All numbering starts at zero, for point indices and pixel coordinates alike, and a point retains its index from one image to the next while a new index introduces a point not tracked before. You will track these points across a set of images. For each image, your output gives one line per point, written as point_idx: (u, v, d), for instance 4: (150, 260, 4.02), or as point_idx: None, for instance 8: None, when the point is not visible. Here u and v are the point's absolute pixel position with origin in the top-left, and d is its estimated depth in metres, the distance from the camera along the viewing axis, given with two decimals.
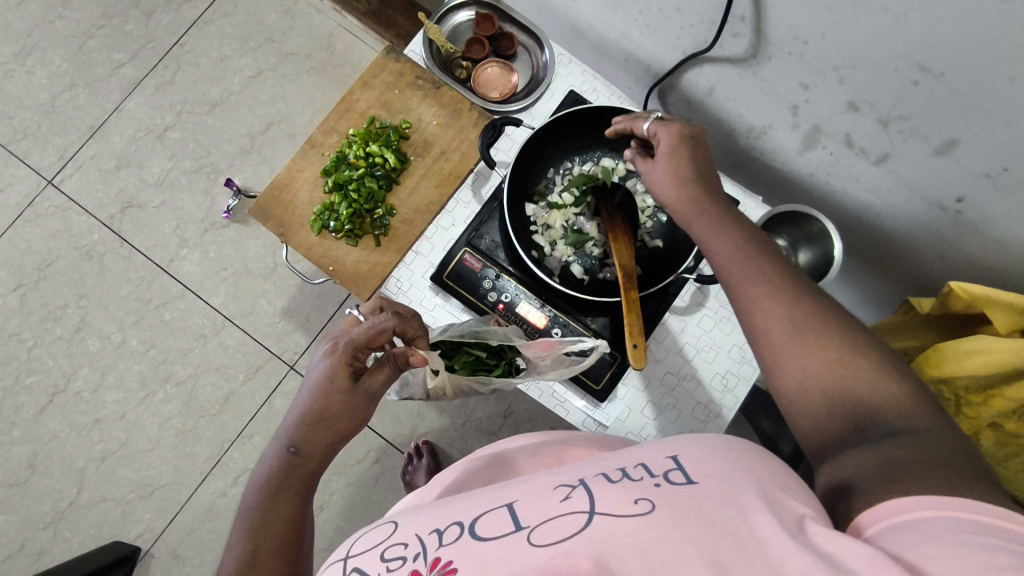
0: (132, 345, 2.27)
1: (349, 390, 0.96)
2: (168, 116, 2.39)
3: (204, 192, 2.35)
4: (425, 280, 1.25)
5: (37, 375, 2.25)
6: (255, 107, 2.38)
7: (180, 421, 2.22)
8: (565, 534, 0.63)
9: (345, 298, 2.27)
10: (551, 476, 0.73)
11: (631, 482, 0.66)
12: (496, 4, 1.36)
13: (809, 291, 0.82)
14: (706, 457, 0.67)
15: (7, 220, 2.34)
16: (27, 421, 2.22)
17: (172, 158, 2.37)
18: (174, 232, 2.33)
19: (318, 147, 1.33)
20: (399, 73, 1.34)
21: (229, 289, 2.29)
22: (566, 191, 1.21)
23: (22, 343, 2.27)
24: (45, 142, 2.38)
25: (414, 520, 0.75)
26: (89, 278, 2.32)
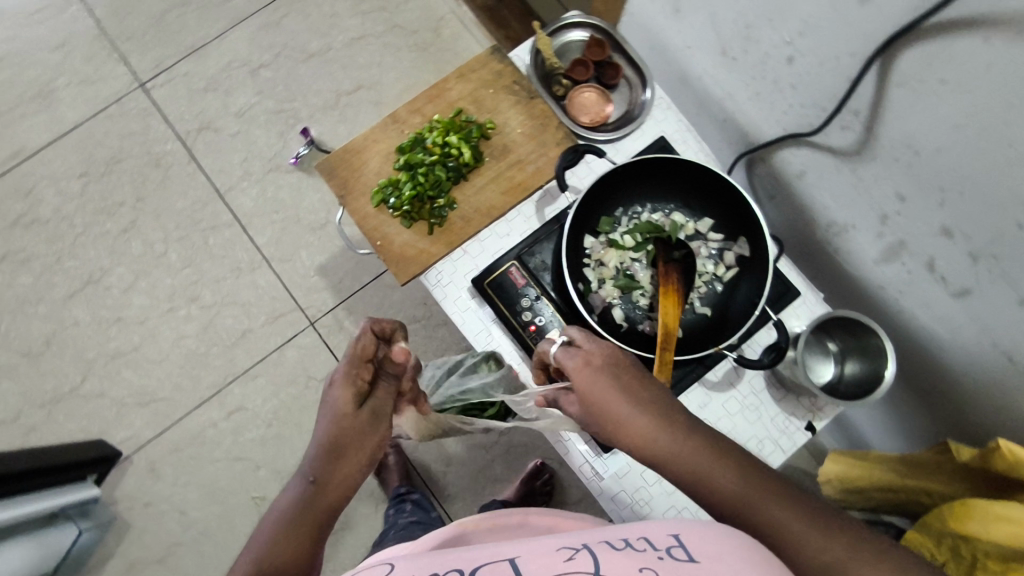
0: (171, 258, 2.32)
1: (355, 411, 1.12)
2: (267, 53, 2.45)
3: (279, 134, 2.40)
4: (465, 280, 1.26)
5: (77, 260, 2.32)
6: (350, 68, 2.42)
7: (194, 343, 2.26)
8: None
9: (382, 273, 2.28)
10: (556, 539, 0.77)
11: (635, 553, 0.70)
12: (613, 32, 1.35)
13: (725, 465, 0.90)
14: (720, 539, 0.71)
15: (92, 109, 2.42)
16: (56, 301, 2.29)
17: (259, 94, 2.42)
18: (241, 163, 2.38)
19: (400, 124, 1.33)
20: (499, 73, 1.34)
21: (275, 233, 2.33)
22: (630, 233, 1.17)
23: (72, 227, 2.35)
24: (148, 48, 2.46)
25: (408, 564, 0.78)
26: (150, 185, 2.39)
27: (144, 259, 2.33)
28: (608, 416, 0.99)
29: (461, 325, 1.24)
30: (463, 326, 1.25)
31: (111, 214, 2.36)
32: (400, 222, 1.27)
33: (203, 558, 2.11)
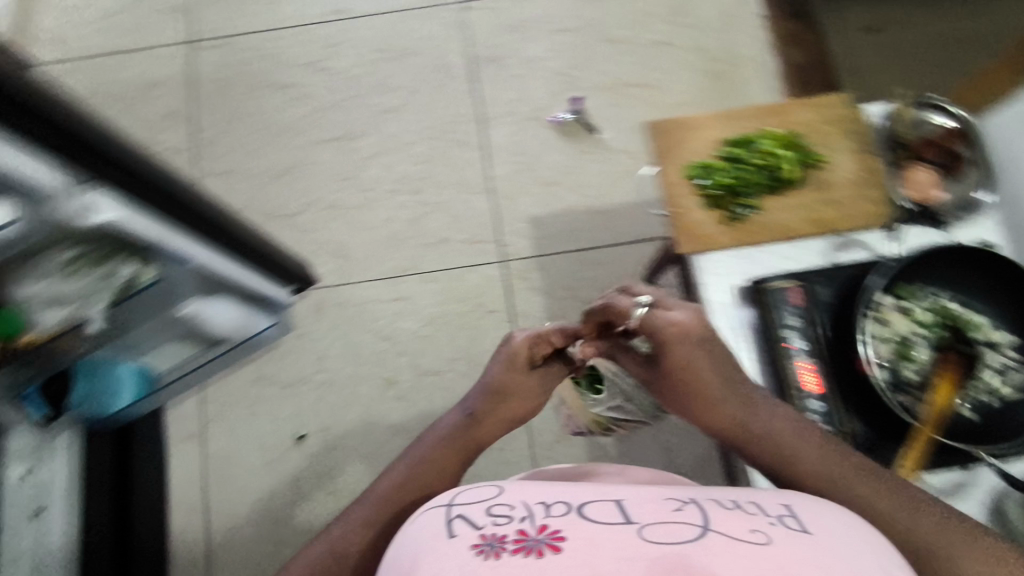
0: (413, 149, 2.45)
1: (526, 369, 1.36)
2: (577, 19, 2.56)
3: (552, 92, 2.50)
4: (738, 278, 1.32)
5: (338, 114, 2.48)
6: (641, 65, 2.54)
7: (398, 229, 2.38)
8: (686, 539, 0.79)
9: (584, 249, 2.38)
10: (659, 491, 0.91)
11: (745, 515, 0.84)
12: (977, 130, 1.36)
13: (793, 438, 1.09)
14: (821, 517, 0.86)
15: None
16: (305, 141, 2.45)
17: (553, 50, 2.53)
18: (511, 102, 2.49)
19: (734, 121, 1.41)
20: (844, 117, 1.40)
21: (511, 172, 2.44)
22: (926, 309, 1.27)
23: (347, 87, 2.50)
24: None
25: (517, 490, 0.91)
26: (427, 84, 2.52)
27: (393, 150, 2.46)
28: (699, 387, 1.18)
29: (717, 314, 1.30)
30: (718, 317, 1.31)
31: (384, 96, 2.50)
32: (701, 203, 1.34)
33: (321, 405, 2.27)
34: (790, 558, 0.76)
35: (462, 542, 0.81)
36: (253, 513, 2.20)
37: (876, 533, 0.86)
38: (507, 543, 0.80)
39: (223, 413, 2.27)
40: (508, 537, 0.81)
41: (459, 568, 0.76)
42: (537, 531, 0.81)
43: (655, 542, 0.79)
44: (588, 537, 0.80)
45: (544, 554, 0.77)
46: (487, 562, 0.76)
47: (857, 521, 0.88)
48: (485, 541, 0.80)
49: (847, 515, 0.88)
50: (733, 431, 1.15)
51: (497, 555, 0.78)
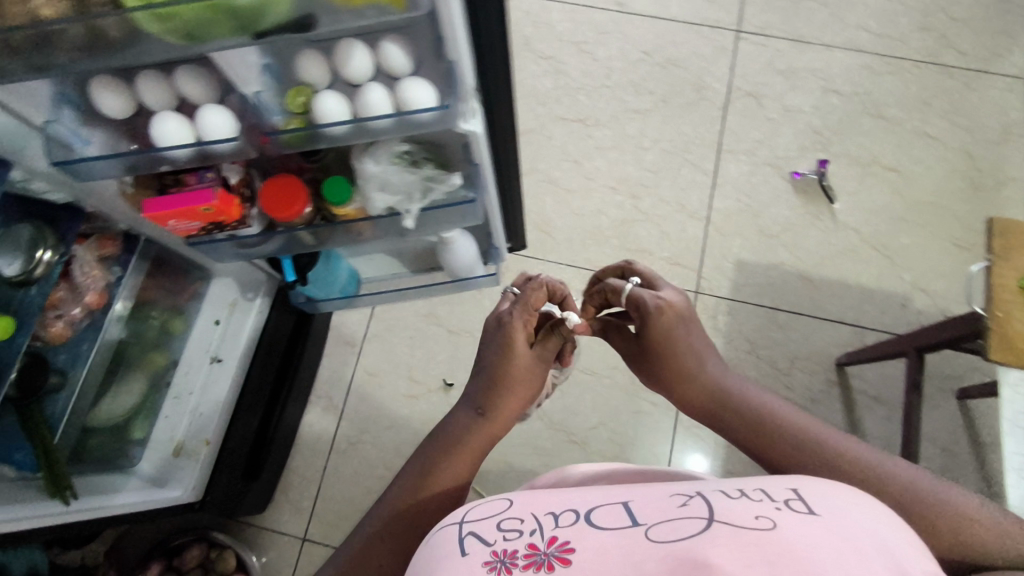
0: (644, 156, 2.44)
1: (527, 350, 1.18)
2: (848, 86, 2.47)
3: (801, 147, 2.42)
4: None
5: (584, 99, 2.50)
6: (902, 151, 2.40)
7: (604, 224, 2.38)
8: (688, 535, 0.74)
9: (784, 311, 2.26)
10: (661, 491, 0.86)
11: (752, 502, 0.78)
12: None
13: (789, 436, 1.03)
14: (817, 500, 0.78)
15: (688, 13, 2.58)
16: (546, 113, 2.50)
17: (815, 108, 2.45)
18: (755, 144, 2.43)
19: None
20: None
21: (732, 210, 2.37)
22: None
23: (601, 75, 2.52)
24: (766, 5, 2.57)
25: (528, 499, 0.91)
26: (679, 99, 2.50)
27: (627, 147, 2.45)
28: (680, 364, 1.18)
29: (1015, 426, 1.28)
30: (1010, 437, 1.28)
31: (635, 96, 2.50)
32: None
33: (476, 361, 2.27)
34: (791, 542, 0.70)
35: (474, 558, 0.81)
36: (378, 439, 2.20)
37: (882, 509, 0.78)
38: (518, 558, 0.80)
39: (383, 334, 2.32)
40: (516, 552, 0.80)
41: None
42: (546, 543, 0.81)
43: (656, 542, 0.75)
44: (597, 547, 0.78)
45: (552, 567, 0.77)
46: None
47: (866, 503, 0.79)
48: (495, 557, 0.80)
49: (855, 496, 0.80)
50: (718, 408, 1.14)
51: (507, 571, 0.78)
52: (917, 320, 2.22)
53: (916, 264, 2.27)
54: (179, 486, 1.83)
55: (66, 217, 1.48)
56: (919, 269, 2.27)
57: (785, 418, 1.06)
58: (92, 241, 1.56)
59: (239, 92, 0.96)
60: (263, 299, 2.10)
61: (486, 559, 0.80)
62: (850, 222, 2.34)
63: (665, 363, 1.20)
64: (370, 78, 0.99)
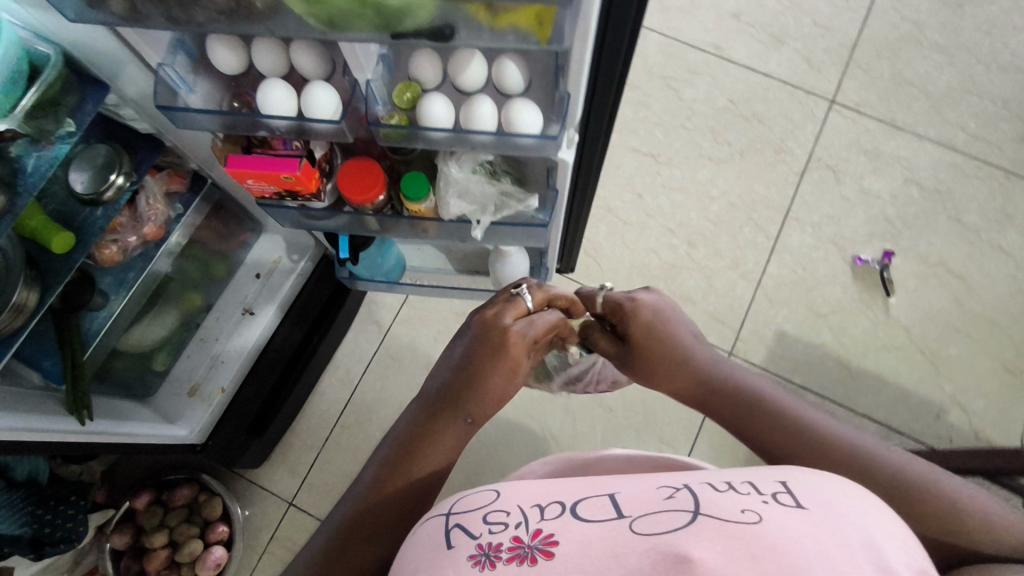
0: (709, 206, 2.40)
1: (514, 359, 1.15)
2: (932, 181, 2.40)
3: (869, 233, 2.36)
4: None
5: (661, 136, 2.47)
6: (972, 259, 2.32)
7: (654, 265, 2.35)
8: (675, 528, 0.75)
9: (815, 394, 2.21)
10: (649, 484, 0.89)
11: (740, 495, 0.79)
12: None
13: (773, 412, 1.09)
14: (808, 491, 0.79)
15: (785, 71, 2.52)
16: (620, 141, 2.47)
17: (892, 196, 2.39)
18: (824, 219, 2.38)
19: None
20: None
21: (784, 280, 2.32)
22: None
23: (682, 115, 2.48)
24: (866, 81, 2.50)
25: (514, 493, 0.93)
26: (757, 157, 2.45)
27: (693, 193, 2.42)
28: (661, 350, 1.22)
29: None
30: None
31: (712, 144, 2.46)
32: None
33: None
34: (777, 529, 0.70)
35: (455, 553, 0.83)
36: (385, 424, 2.20)
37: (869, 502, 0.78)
38: (502, 553, 0.81)
39: (411, 321, 2.31)
40: (502, 545, 0.81)
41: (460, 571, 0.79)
42: (529, 537, 0.82)
43: (647, 536, 0.76)
44: (581, 540, 0.79)
45: (538, 562, 0.77)
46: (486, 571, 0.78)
47: (855, 493, 0.80)
48: (478, 553, 0.81)
49: (846, 488, 0.80)
50: (709, 392, 1.18)
51: (495, 564, 0.79)
52: (948, 434, 2.15)
53: (961, 379, 2.21)
54: (186, 426, 1.86)
55: (146, 147, 1.49)
56: (962, 383, 2.20)
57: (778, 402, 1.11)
58: (163, 173, 1.58)
59: (350, 76, 0.97)
60: (306, 264, 2.03)
61: (466, 556, 0.81)
62: (902, 320, 2.27)
63: (646, 363, 1.24)
64: (480, 88, 0.98)
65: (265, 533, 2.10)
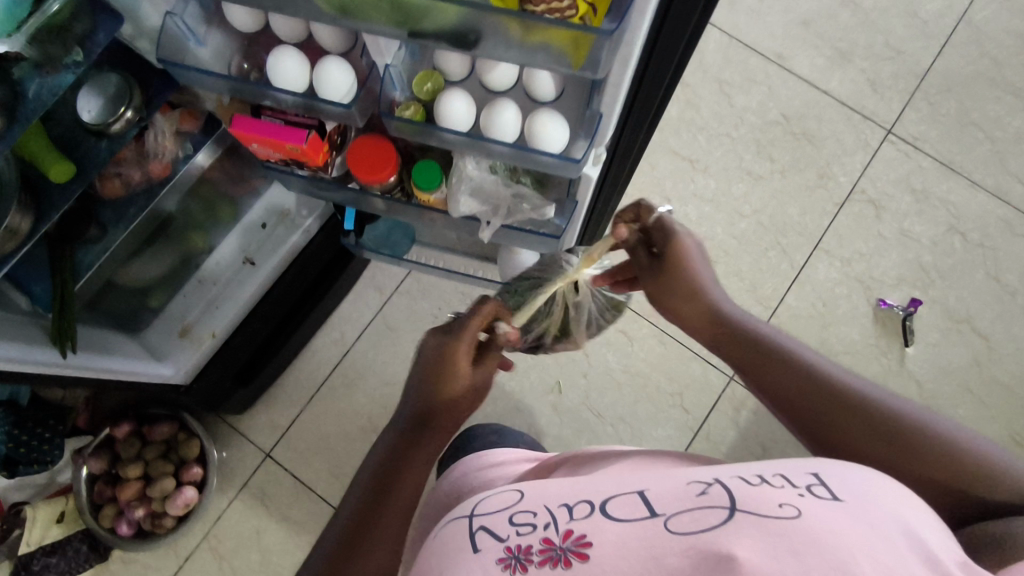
0: (738, 222, 2.30)
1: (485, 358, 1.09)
2: (978, 233, 2.27)
3: (899, 277, 2.25)
4: None
5: (701, 140, 2.35)
6: (1003, 321, 2.21)
7: None
8: (706, 529, 0.73)
9: None
10: (674, 483, 0.85)
11: (776, 487, 0.76)
12: None
13: (777, 363, 1.08)
14: (854, 480, 0.77)
15: (845, 92, 2.36)
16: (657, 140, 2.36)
17: (931, 243, 2.27)
18: (855, 255, 2.27)
19: None
20: None
21: (801, 312, 2.23)
22: None
23: (728, 122, 2.36)
24: (930, 116, 2.34)
25: (535, 496, 0.95)
26: (798, 179, 2.33)
27: (723, 207, 2.31)
28: (676, 277, 1.25)
29: None
30: None
31: (754, 158, 2.33)
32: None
33: None
34: (817, 528, 0.68)
35: (484, 551, 0.86)
36: (372, 392, 2.18)
37: (906, 489, 0.77)
38: (533, 554, 0.82)
39: (414, 293, 2.26)
40: (533, 548, 0.83)
41: None
42: (559, 537, 0.83)
43: (680, 534, 0.75)
44: (615, 542, 0.78)
45: (572, 564, 0.78)
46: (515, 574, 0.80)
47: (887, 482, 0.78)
48: (509, 554, 0.84)
49: (889, 478, 0.78)
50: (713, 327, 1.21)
51: (523, 567, 0.81)
52: None
53: (964, 443, 2.12)
54: (173, 364, 1.85)
55: (159, 83, 1.41)
56: None
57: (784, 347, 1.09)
58: (175, 111, 1.51)
59: (368, 57, 0.91)
60: (314, 222, 1.97)
61: (498, 560, 0.84)
62: (915, 372, 2.18)
63: (665, 283, 1.26)
64: (508, 90, 0.91)
65: (238, 477, 2.11)
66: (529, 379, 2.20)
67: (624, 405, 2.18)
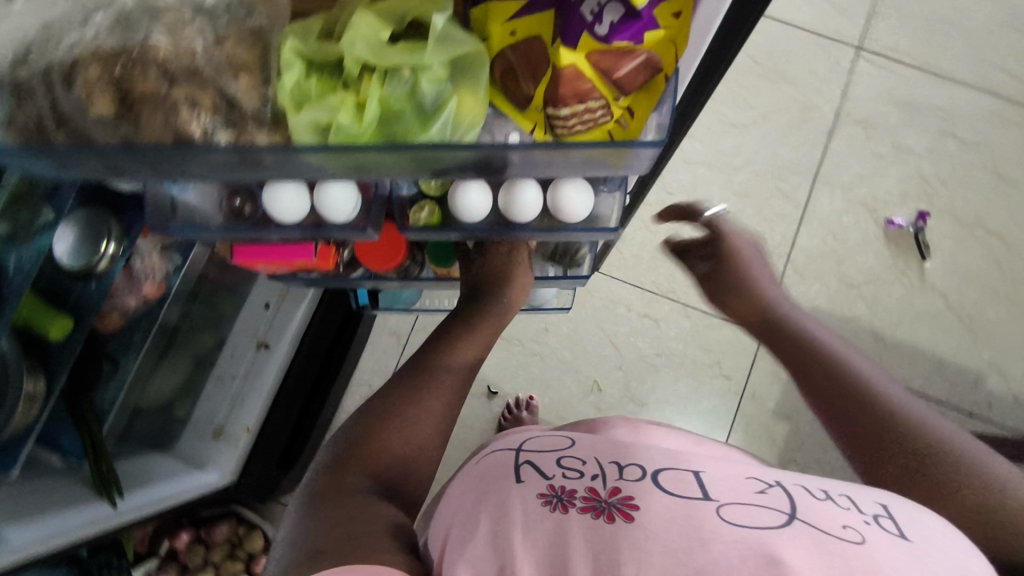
0: (734, 176, 2.25)
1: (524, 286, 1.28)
2: (970, 132, 2.26)
3: (902, 194, 2.23)
4: None
5: None
6: (1012, 213, 2.21)
7: (680, 246, 2.23)
8: (762, 524, 0.69)
9: None
10: (736, 471, 0.82)
11: (849, 510, 0.72)
12: None
13: (797, 358, 1.15)
14: (922, 526, 0.72)
15: (811, 20, 2.33)
16: None
17: (927, 152, 2.25)
18: (856, 182, 2.24)
19: None
20: None
21: (815, 251, 2.21)
22: None
23: None
24: (900, 27, 2.32)
25: (587, 450, 0.89)
26: (783, 120, 2.28)
27: (716, 165, 2.27)
28: (734, 275, 1.37)
29: None
30: None
31: (735, 110, 2.29)
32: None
33: (523, 371, 2.18)
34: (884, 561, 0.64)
35: (528, 487, 0.82)
36: None
37: (969, 545, 0.72)
38: (576, 499, 0.78)
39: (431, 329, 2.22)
40: (577, 493, 0.79)
41: (523, 511, 0.77)
42: (607, 492, 0.78)
43: (732, 520, 0.70)
44: (664, 511, 0.73)
45: (614, 519, 0.73)
46: (557, 514, 0.76)
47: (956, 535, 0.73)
48: (551, 493, 0.80)
49: (958, 536, 0.73)
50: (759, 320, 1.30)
51: (565, 508, 0.77)
52: (987, 400, 2.09)
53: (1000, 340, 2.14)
54: (217, 469, 1.83)
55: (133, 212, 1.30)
56: (1000, 346, 2.13)
57: (811, 334, 1.18)
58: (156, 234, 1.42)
59: None
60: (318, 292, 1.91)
61: (542, 497, 0.79)
62: (938, 284, 2.18)
63: (722, 282, 1.39)
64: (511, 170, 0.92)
65: None
66: (565, 385, 2.17)
67: (663, 387, 2.17)
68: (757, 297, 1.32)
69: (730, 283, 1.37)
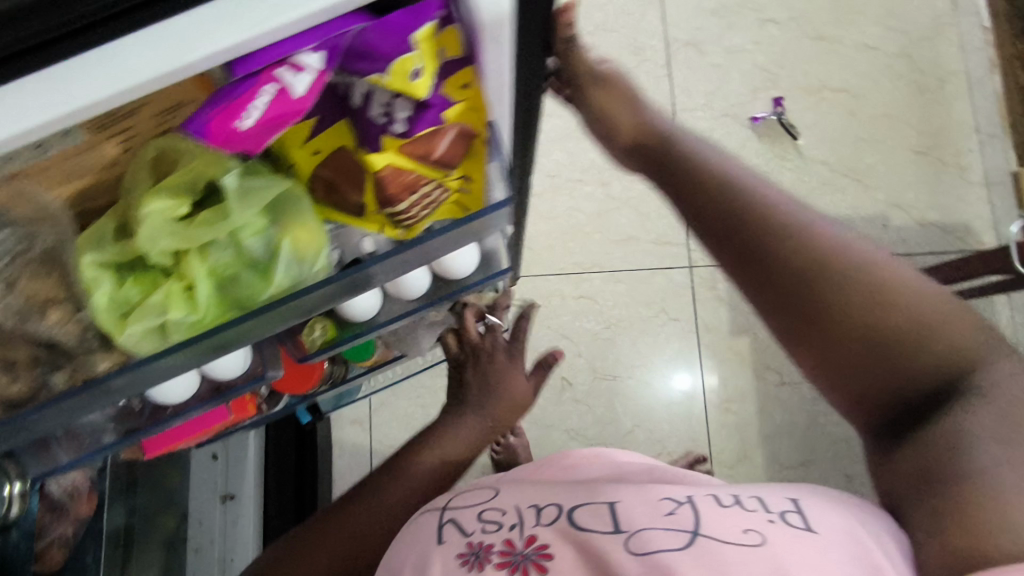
0: (604, 136, 2.35)
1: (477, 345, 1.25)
2: (783, 12, 2.42)
3: (752, 89, 2.34)
4: None
5: None
6: (848, 67, 2.37)
7: (583, 220, 2.28)
8: (674, 545, 0.75)
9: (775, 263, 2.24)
10: (654, 493, 0.86)
11: (749, 512, 0.78)
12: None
13: (713, 210, 0.81)
14: (815, 511, 0.79)
15: None
16: None
17: (756, 43, 2.38)
18: (707, 94, 2.33)
19: None
20: None
21: None
22: None
23: None
24: None
25: (512, 505, 0.90)
26: (623, 68, 2.36)
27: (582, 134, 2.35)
28: (617, 101, 0.88)
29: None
30: None
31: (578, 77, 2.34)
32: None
33: None
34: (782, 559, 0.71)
35: (448, 546, 0.84)
36: None
37: (863, 511, 0.80)
38: (492, 555, 0.79)
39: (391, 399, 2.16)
40: (493, 547, 0.81)
41: None
42: (520, 542, 0.81)
43: (642, 547, 0.75)
44: (572, 557, 0.77)
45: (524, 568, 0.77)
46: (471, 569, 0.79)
47: (840, 514, 0.79)
48: (470, 548, 0.82)
49: (852, 509, 0.80)
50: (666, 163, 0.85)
51: (480, 559, 0.80)
52: (901, 237, 2.22)
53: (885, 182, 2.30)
54: None
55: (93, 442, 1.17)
56: (889, 186, 2.27)
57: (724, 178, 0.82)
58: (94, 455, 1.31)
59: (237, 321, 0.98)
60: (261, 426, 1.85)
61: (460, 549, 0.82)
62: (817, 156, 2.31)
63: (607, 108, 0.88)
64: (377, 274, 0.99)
65: None
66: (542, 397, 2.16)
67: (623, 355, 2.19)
68: (647, 141, 0.88)
69: (609, 113, 0.88)
